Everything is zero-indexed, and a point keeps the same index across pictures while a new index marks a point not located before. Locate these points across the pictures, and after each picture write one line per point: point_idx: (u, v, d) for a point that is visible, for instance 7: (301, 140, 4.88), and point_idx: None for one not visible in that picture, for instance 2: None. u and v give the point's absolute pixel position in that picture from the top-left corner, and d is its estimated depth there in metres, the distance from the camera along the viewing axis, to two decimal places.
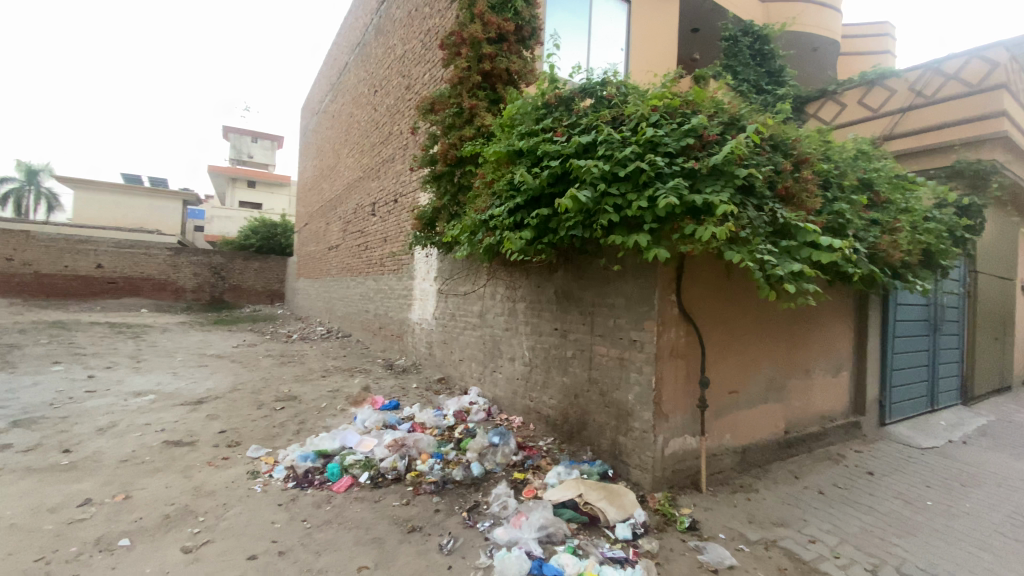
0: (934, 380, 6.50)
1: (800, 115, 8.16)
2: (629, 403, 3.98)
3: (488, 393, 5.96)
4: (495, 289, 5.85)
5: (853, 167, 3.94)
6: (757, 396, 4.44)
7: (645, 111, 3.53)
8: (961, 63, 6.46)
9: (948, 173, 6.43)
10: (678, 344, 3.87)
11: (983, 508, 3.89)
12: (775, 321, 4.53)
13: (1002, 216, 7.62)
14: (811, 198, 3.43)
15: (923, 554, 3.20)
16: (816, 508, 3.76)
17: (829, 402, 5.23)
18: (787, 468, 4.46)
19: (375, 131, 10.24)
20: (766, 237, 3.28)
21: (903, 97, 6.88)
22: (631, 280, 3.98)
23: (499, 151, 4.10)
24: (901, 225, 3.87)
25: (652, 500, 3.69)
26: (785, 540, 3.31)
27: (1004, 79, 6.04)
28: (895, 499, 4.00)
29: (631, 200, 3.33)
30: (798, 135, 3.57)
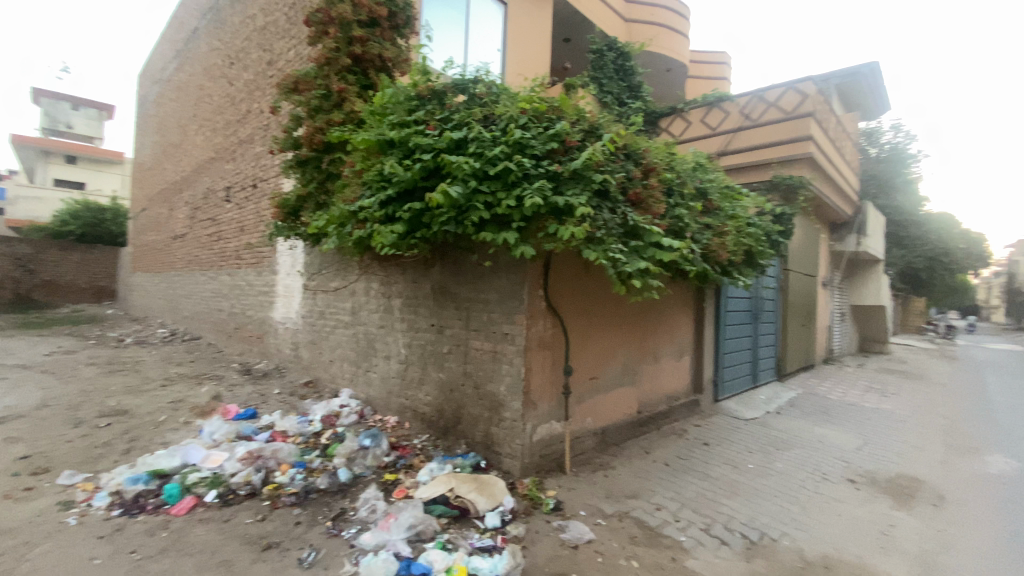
0: (755, 361, 7.70)
1: (655, 128, 9.07)
2: (501, 394, 4.10)
3: (361, 394, 5.72)
4: (368, 285, 5.62)
5: (692, 177, 4.48)
6: (614, 382, 4.87)
7: (515, 113, 3.64)
8: (780, 92, 7.62)
9: (768, 186, 7.66)
10: (545, 336, 4.08)
11: (786, 466, 4.71)
12: (630, 313, 5.00)
13: (807, 223, 9.24)
14: (657, 204, 3.83)
15: (743, 509, 3.77)
16: (663, 478, 4.24)
17: (675, 383, 5.92)
18: (640, 445, 4.96)
19: (231, 108, 9.15)
20: (619, 238, 3.60)
21: (735, 119, 8.01)
22: (503, 276, 4.09)
23: (368, 139, 3.91)
24: (728, 230, 4.51)
25: (521, 486, 3.85)
26: (636, 510, 3.67)
27: (810, 109, 7.28)
28: (724, 465, 4.66)
29: (501, 198, 3.43)
30: (647, 146, 3.95)
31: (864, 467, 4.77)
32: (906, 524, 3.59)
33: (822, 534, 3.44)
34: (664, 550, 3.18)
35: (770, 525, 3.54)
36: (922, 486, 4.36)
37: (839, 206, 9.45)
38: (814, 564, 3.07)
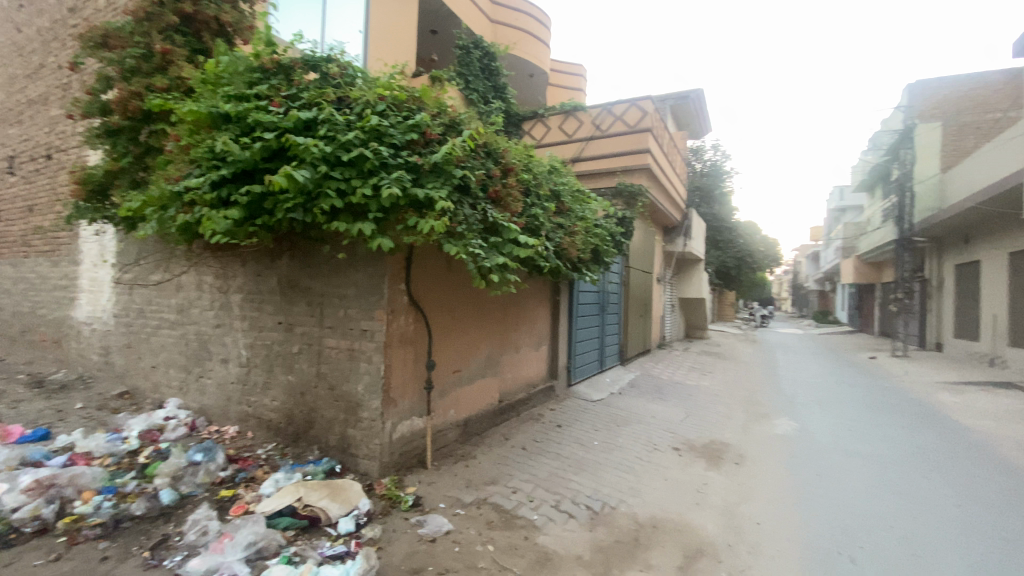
0: (603, 348, 8.49)
1: (518, 130, 9.42)
2: (358, 394, 3.91)
3: (192, 403, 5.02)
4: (202, 278, 4.94)
5: (547, 179, 4.74)
6: (475, 374, 4.96)
7: (372, 99, 3.49)
8: (625, 108, 8.46)
9: (614, 191, 8.45)
10: (406, 331, 3.99)
11: (625, 440, 5.28)
12: (490, 307, 5.13)
13: (646, 226, 10.43)
14: (515, 202, 3.98)
15: (590, 483, 4.13)
16: (520, 462, 4.45)
17: (533, 372, 6.24)
18: (500, 433, 5.13)
19: (13, 58, 7.33)
20: (478, 233, 3.66)
21: (588, 128, 8.69)
22: (360, 269, 3.90)
23: (197, 111, 3.42)
24: (578, 230, 4.87)
25: (379, 486, 3.73)
26: (493, 496, 3.80)
27: (649, 125, 8.23)
28: (574, 444, 5.06)
29: (355, 186, 3.26)
30: (506, 146, 4.06)
31: (687, 436, 5.56)
32: (715, 482, 4.26)
33: (652, 498, 3.92)
34: (518, 531, 3.34)
35: (611, 495, 3.94)
36: (729, 448, 5.21)
37: (671, 211, 10.85)
38: (645, 525, 3.48)
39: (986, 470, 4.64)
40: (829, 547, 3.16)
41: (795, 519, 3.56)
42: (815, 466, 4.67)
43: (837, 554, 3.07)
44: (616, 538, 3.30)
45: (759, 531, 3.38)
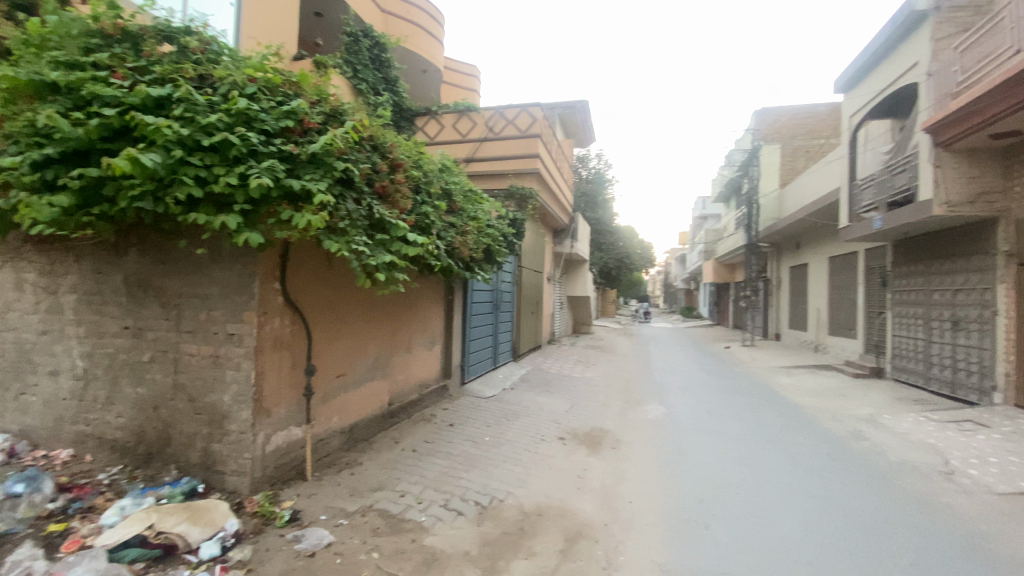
0: (496, 345, 8.63)
1: (410, 126, 9.23)
2: (224, 405, 3.55)
3: (9, 425, 4.19)
4: (21, 277, 4.13)
5: (438, 177, 4.70)
6: (361, 377, 4.76)
7: (240, 79, 3.18)
8: (516, 112, 8.70)
9: (505, 194, 8.67)
10: (282, 334, 3.70)
11: (515, 434, 5.44)
12: (377, 307, 4.96)
13: (536, 227, 10.80)
14: (403, 199, 3.87)
15: (479, 479, 4.18)
16: (408, 465, 4.37)
17: (425, 372, 6.15)
18: (389, 436, 5.00)
19: None
20: (363, 229, 3.51)
21: (481, 130, 8.80)
22: (227, 266, 3.54)
23: (12, 76, 2.87)
24: (470, 229, 4.89)
25: (250, 504, 3.42)
26: (379, 502, 3.68)
27: (538, 131, 8.56)
28: (465, 441, 5.09)
29: (218, 174, 2.95)
30: (394, 141, 3.94)
31: (571, 426, 5.87)
32: (595, 467, 4.56)
33: (537, 487, 4.09)
34: (405, 534, 3.27)
35: (499, 489, 4.03)
36: (608, 435, 5.61)
37: (560, 214, 11.39)
38: (531, 514, 3.62)
39: (811, 440, 5.53)
40: (689, 517, 3.53)
41: (662, 495, 3.93)
42: (681, 446, 5.20)
43: (694, 523, 3.44)
44: (502, 530, 3.38)
45: (631, 509, 3.67)
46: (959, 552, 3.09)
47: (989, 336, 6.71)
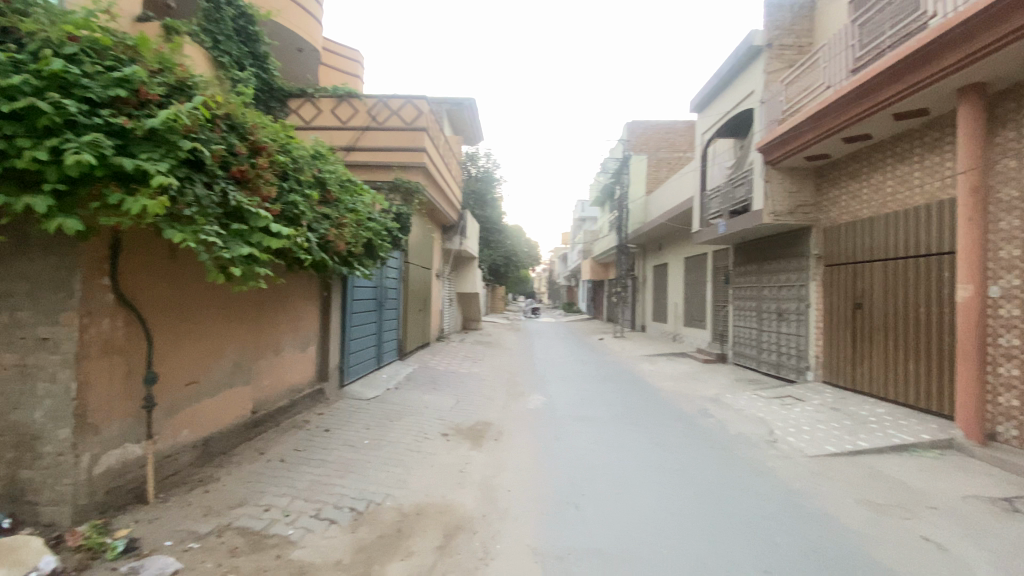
0: (379, 344, 8.32)
1: (283, 107, 8.43)
2: (35, 424, 2.96)
3: None
4: None
5: (310, 165, 4.38)
6: (219, 384, 4.29)
7: (56, 36, 2.67)
8: (401, 103, 8.46)
9: (390, 186, 8.31)
10: (113, 337, 3.19)
11: (396, 435, 5.31)
12: (237, 305, 4.50)
13: (423, 223, 10.61)
14: (267, 186, 3.55)
15: (355, 484, 4.01)
16: (276, 476, 4.04)
17: (297, 375, 5.73)
18: (253, 447, 4.57)
19: None
20: (215, 218, 3.15)
21: (363, 118, 8.42)
22: (38, 258, 2.96)
23: None
24: (346, 222, 4.63)
25: (73, 537, 2.91)
26: (238, 519, 3.35)
27: (424, 125, 8.42)
28: (342, 446, 4.85)
29: (22, 147, 2.45)
30: (257, 122, 3.59)
31: (454, 422, 5.89)
32: (477, 460, 4.63)
33: (418, 486, 4.03)
34: (268, 551, 3.02)
35: (377, 492, 3.90)
36: (490, 427, 5.72)
37: (448, 209, 11.36)
38: (409, 514, 3.56)
39: (668, 420, 6.18)
40: (562, 500, 3.73)
41: (538, 482, 4.10)
42: (557, 433, 5.50)
43: (566, 505, 3.65)
44: (379, 533, 3.28)
45: (509, 498, 3.79)
46: (778, 509, 3.66)
47: (803, 325, 8.07)
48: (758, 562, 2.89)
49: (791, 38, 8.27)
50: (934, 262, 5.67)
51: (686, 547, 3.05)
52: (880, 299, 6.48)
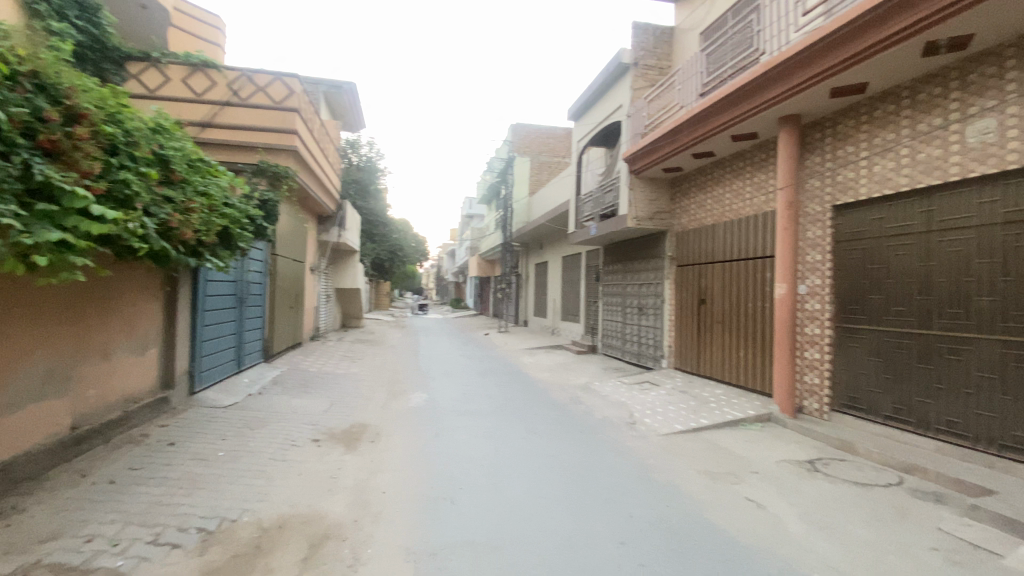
0: (240, 345, 7.53)
1: (119, 70, 7.22)
2: None
3: None
4: None
5: (149, 139, 3.79)
6: (24, 396, 3.56)
7: None
8: (268, 80, 7.78)
9: (253, 169, 7.55)
10: None
11: (259, 443, 4.85)
12: (48, 301, 3.77)
13: (294, 212, 9.83)
14: (89, 160, 3.00)
15: (206, 501, 3.58)
16: (104, 501, 3.45)
17: (134, 382, 4.96)
18: (72, 469, 3.86)
19: None
20: (14, 196, 2.60)
21: (222, 91, 7.52)
22: None
23: None
24: (194, 207, 4.09)
25: None
26: (51, 555, 2.81)
27: (295, 106, 7.82)
28: (191, 460, 4.30)
29: None
30: (77, 84, 3.02)
31: (326, 425, 5.56)
32: (350, 464, 4.42)
33: (282, 497, 3.73)
34: None
35: (234, 507, 3.53)
36: (366, 429, 5.50)
37: (324, 199, 10.64)
38: (270, 528, 3.27)
39: (543, 409, 6.49)
40: (438, 496, 3.72)
41: (413, 480, 4.05)
42: (435, 429, 5.48)
43: (442, 500, 3.66)
44: (233, 553, 2.96)
45: (383, 500, 3.69)
46: (634, 485, 4.04)
47: (659, 318, 9.02)
48: (616, 534, 3.17)
49: (653, 60, 9.16)
50: (759, 265, 6.68)
51: (554, 528, 3.23)
52: (719, 295, 7.47)
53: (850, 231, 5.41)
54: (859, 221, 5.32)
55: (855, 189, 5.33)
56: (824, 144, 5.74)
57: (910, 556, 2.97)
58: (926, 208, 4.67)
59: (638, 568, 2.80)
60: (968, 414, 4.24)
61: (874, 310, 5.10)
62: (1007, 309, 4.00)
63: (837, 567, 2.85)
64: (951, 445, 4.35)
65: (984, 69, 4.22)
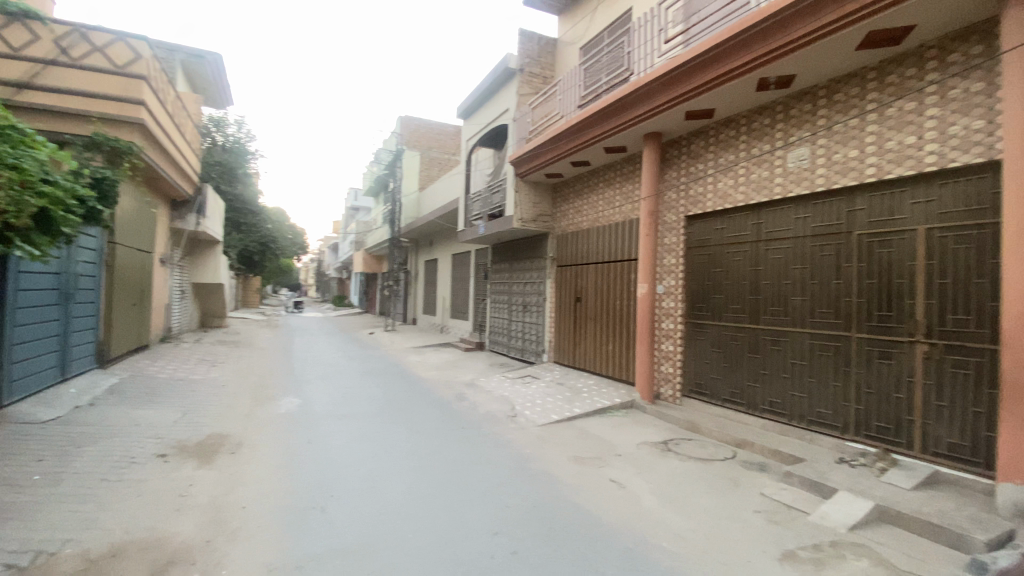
0: (66, 349, 6.37)
1: None
2: None
3: None
4: None
5: None
6: None
7: None
8: (108, 39, 6.70)
9: (85, 141, 6.41)
10: None
11: (90, 463, 4.15)
12: None
13: (140, 195, 8.53)
14: None
15: (14, 535, 2.99)
16: None
17: None
18: None
19: None
20: None
21: (46, 48, 6.26)
22: None
23: None
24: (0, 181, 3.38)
25: None
26: None
27: (144, 72, 6.84)
28: None
29: None
30: None
31: (177, 438, 4.93)
32: (204, 479, 3.97)
33: (118, 522, 3.23)
34: None
35: (52, 539, 2.97)
36: (226, 440, 4.98)
37: (178, 183, 9.39)
38: (101, 558, 2.82)
39: (425, 407, 6.44)
40: (307, 506, 3.51)
41: (277, 492, 3.76)
42: (308, 435, 5.15)
43: (311, 509, 3.46)
44: None
45: (243, 515, 3.37)
46: (510, 475, 4.20)
47: (541, 315, 9.43)
48: (490, 526, 3.26)
49: (537, 68, 9.55)
50: (627, 266, 7.32)
51: (430, 526, 3.24)
52: (593, 294, 8.03)
53: (700, 238, 6.15)
54: (706, 230, 6.08)
55: (704, 201, 6.07)
56: (681, 160, 6.45)
57: (739, 519, 3.47)
58: (757, 221, 5.48)
59: (510, 555, 2.92)
60: (785, 395, 5.06)
61: (717, 308, 5.87)
62: (812, 307, 4.85)
63: (682, 535, 3.23)
64: (772, 422, 5.16)
65: (801, 106, 5.05)
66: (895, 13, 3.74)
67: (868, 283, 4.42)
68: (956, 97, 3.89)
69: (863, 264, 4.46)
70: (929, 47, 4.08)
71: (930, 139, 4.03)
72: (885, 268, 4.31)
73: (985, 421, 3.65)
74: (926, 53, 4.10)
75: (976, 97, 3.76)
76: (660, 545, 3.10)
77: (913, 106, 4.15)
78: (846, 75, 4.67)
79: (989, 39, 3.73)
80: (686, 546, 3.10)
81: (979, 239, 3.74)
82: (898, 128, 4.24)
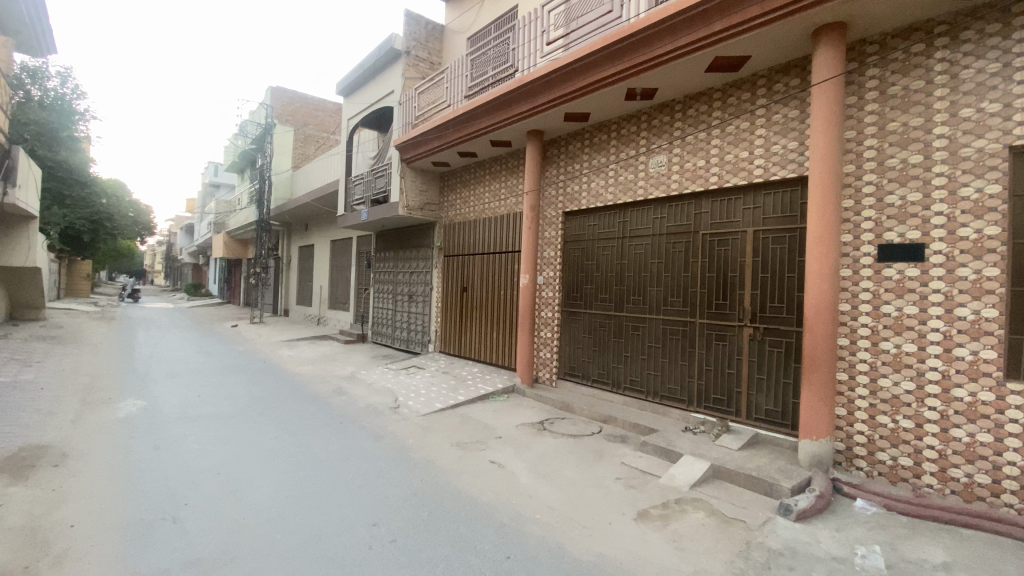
0: None
1: None
2: None
3: None
4: None
5: None
6: None
7: None
8: None
9: None
10: None
11: None
12: None
13: None
14: None
15: None
16: None
17: None
18: None
19: None
20: None
21: None
22: None
23: None
24: None
25: None
26: None
27: None
28: None
29: None
30: None
31: None
32: (18, 497, 3.35)
33: None
34: None
35: None
36: (47, 451, 4.22)
37: None
38: None
39: (299, 404, 6.08)
40: (154, 517, 3.15)
41: (116, 505, 3.31)
42: (157, 440, 4.59)
43: (161, 521, 3.12)
44: None
45: (71, 534, 2.92)
46: (391, 466, 4.16)
47: (427, 305, 9.38)
48: (369, 517, 3.24)
49: (425, 53, 9.39)
50: (510, 258, 7.60)
51: (302, 525, 3.12)
52: (478, 284, 8.20)
53: (575, 233, 6.59)
54: (581, 226, 6.54)
55: (579, 198, 6.52)
56: (560, 158, 6.85)
57: (602, 487, 3.85)
58: (623, 219, 6.02)
59: (389, 543, 2.94)
60: (642, 374, 5.68)
61: (588, 297, 6.36)
62: (665, 297, 5.49)
63: (552, 506, 3.50)
64: (632, 398, 5.76)
65: (661, 117, 5.64)
66: (736, 42, 4.35)
67: (709, 275, 5.11)
68: (778, 121, 4.64)
69: (707, 259, 5.15)
70: (759, 76, 4.82)
71: (759, 155, 4.77)
72: (723, 263, 5.02)
73: (791, 390, 4.46)
74: (758, 81, 4.83)
75: (792, 122, 4.53)
76: (534, 518, 3.33)
77: (747, 126, 4.87)
78: (698, 93, 5.31)
79: (802, 75, 4.52)
80: (555, 516, 3.35)
81: (791, 240, 4.53)
82: (735, 143, 4.95)
